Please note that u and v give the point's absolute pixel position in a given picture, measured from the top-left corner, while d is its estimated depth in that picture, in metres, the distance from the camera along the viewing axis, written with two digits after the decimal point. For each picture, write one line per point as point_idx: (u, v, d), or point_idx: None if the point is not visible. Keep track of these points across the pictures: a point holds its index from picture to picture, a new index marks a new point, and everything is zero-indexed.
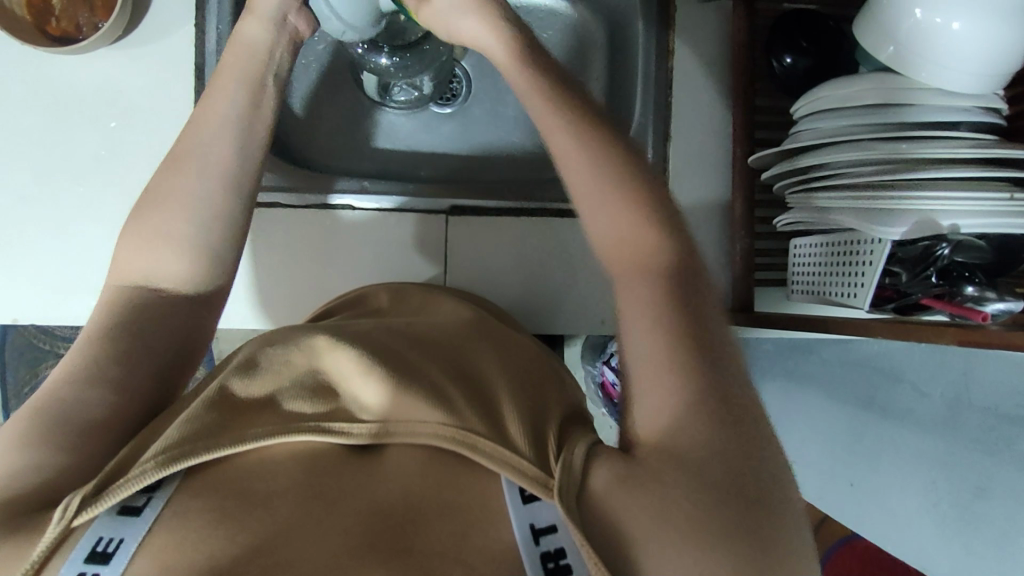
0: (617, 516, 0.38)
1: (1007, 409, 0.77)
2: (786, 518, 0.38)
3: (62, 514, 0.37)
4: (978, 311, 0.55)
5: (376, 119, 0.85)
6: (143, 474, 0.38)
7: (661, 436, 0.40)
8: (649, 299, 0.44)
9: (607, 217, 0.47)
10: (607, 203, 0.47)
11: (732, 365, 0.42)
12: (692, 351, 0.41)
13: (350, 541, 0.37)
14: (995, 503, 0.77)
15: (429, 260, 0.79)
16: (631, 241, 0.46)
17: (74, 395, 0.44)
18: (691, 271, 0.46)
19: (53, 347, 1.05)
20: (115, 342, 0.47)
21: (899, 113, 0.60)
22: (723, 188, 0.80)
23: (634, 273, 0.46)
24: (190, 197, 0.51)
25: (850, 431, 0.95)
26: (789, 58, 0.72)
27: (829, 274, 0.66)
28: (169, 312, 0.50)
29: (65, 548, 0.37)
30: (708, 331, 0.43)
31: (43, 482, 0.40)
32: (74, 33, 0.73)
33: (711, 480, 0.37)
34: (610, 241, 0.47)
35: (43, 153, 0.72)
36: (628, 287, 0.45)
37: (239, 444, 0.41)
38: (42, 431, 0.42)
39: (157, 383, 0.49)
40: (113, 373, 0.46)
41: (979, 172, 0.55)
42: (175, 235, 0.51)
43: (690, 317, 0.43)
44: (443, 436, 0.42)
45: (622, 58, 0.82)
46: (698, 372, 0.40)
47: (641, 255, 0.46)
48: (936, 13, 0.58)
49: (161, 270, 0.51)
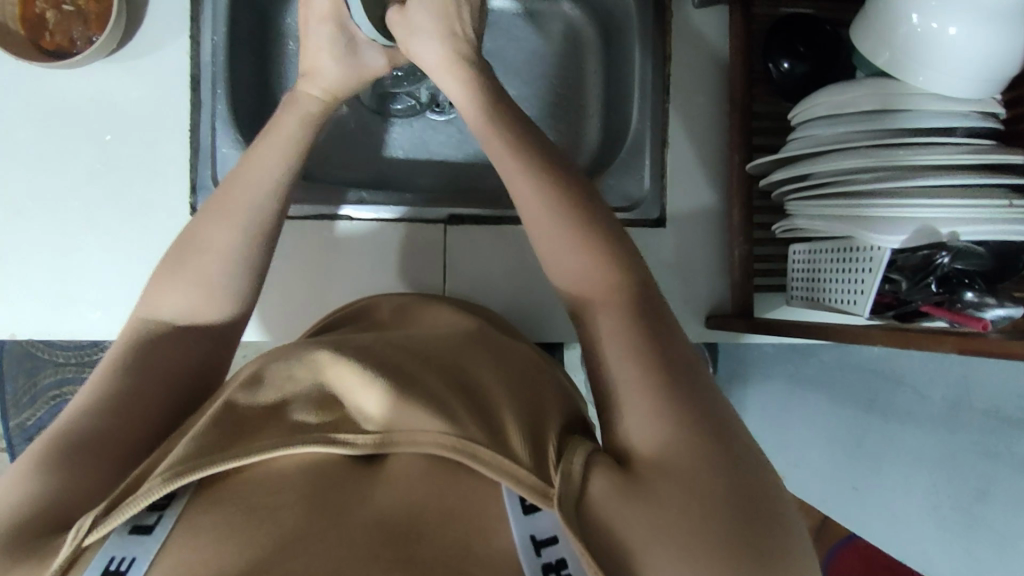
0: (615, 523, 0.39)
1: (1007, 412, 0.75)
2: (785, 528, 0.39)
3: (73, 534, 0.38)
4: (978, 319, 0.55)
5: (372, 130, 0.84)
6: (152, 490, 0.39)
7: (652, 452, 0.41)
8: (621, 326, 0.46)
9: (570, 265, 0.50)
10: (568, 250, 0.50)
11: (705, 384, 0.44)
12: (663, 376, 0.43)
13: (361, 550, 0.37)
14: (993, 507, 0.76)
15: (428, 270, 0.79)
16: (602, 280, 0.49)
17: (95, 422, 0.45)
18: (651, 301, 0.48)
19: (53, 359, 1.05)
20: (137, 372, 0.48)
21: (895, 119, 0.61)
22: (720, 193, 0.80)
23: (590, 301, 0.49)
24: (194, 239, 0.52)
25: (852, 432, 0.94)
26: (786, 64, 0.72)
27: (830, 280, 0.66)
28: (188, 340, 0.51)
29: (79, 564, 0.37)
30: (670, 351, 0.45)
31: (53, 508, 0.40)
32: (68, 46, 0.72)
33: (706, 493, 0.38)
34: (572, 280, 0.50)
35: (39, 168, 0.71)
36: (592, 324, 0.48)
37: (246, 457, 0.41)
38: (67, 454, 0.42)
39: (175, 414, 0.49)
40: (128, 396, 0.47)
41: (972, 180, 0.55)
42: (190, 267, 0.52)
43: (651, 340, 0.45)
44: (445, 444, 0.42)
45: (619, 62, 0.81)
46: (670, 394, 0.42)
47: (596, 294, 0.49)
48: (931, 18, 0.58)
49: (188, 309, 0.52)
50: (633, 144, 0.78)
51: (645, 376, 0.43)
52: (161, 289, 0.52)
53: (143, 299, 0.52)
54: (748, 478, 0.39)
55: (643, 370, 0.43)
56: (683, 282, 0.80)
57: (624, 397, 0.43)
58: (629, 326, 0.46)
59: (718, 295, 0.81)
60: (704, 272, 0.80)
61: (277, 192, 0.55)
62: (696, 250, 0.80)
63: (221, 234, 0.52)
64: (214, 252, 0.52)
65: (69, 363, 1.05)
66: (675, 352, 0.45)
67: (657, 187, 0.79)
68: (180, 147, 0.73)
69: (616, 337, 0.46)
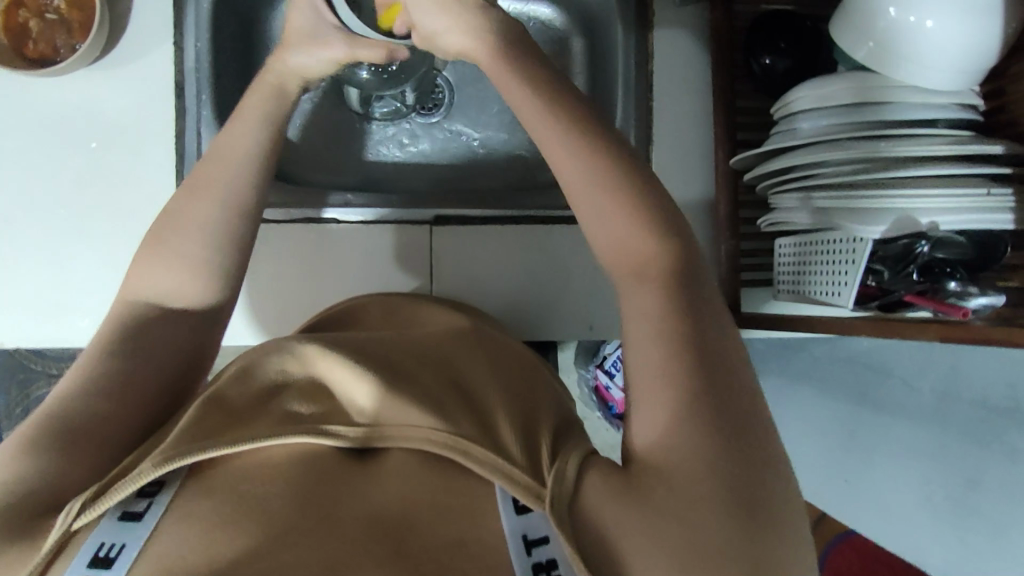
0: (608, 522, 0.39)
1: (991, 399, 0.79)
2: (790, 532, 0.38)
3: (63, 518, 0.38)
4: (959, 308, 0.55)
5: (356, 132, 0.85)
6: (141, 475, 0.39)
7: (662, 447, 0.40)
8: (660, 310, 0.43)
9: (608, 233, 0.47)
10: (593, 217, 0.47)
11: (737, 375, 0.42)
12: (692, 365, 0.41)
13: (346, 543, 0.37)
14: (985, 494, 0.78)
15: (416, 271, 0.79)
16: (639, 255, 0.46)
17: (83, 405, 0.44)
18: (692, 279, 0.46)
19: (45, 370, 1.04)
20: (124, 356, 0.48)
21: (876, 112, 0.61)
22: (708, 188, 0.81)
23: (632, 275, 0.46)
24: (178, 220, 0.52)
25: (847, 424, 0.91)
26: (768, 59, 0.73)
27: (814, 273, 0.67)
28: (175, 325, 0.51)
29: (68, 549, 0.37)
30: (707, 338, 0.42)
31: (42, 490, 0.40)
32: (52, 55, 0.73)
33: (713, 493, 0.38)
34: (613, 249, 0.47)
35: (26, 177, 0.71)
36: (628, 302, 0.46)
37: (240, 443, 0.41)
38: (54, 437, 0.42)
39: (161, 400, 0.49)
40: (116, 382, 0.46)
41: (955, 170, 0.56)
42: (177, 254, 0.51)
43: (684, 324, 0.43)
44: (436, 440, 0.43)
45: (603, 61, 0.81)
46: (697, 386, 0.40)
47: (642, 266, 0.46)
48: (909, 12, 0.59)
49: (175, 291, 0.51)
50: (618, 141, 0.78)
51: (666, 366, 0.41)
52: (156, 275, 0.51)
53: (131, 278, 0.52)
54: (759, 480, 0.38)
55: (672, 356, 0.41)
56: None
57: (643, 388, 0.42)
58: (664, 308, 0.43)
59: None
60: None
61: (257, 188, 0.54)
62: None
63: (206, 224, 0.52)
64: (193, 244, 0.51)
65: (60, 372, 1.05)
66: (706, 338, 0.42)
67: None
68: (166, 152, 0.73)
69: (652, 318, 0.43)
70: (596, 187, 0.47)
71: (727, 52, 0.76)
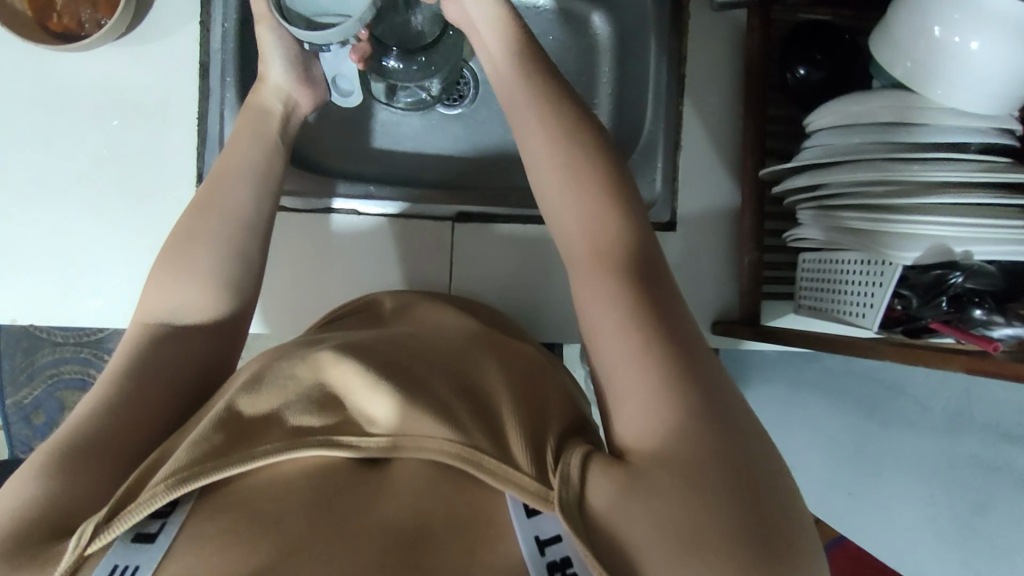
0: (618, 525, 0.38)
1: (1009, 425, 0.74)
2: (788, 517, 0.38)
3: (76, 541, 0.38)
4: (988, 340, 0.54)
5: (379, 121, 0.83)
6: (155, 497, 0.39)
7: (650, 445, 0.40)
8: (629, 300, 0.46)
9: (582, 223, 0.50)
10: (580, 222, 0.50)
11: (708, 363, 0.44)
12: (667, 354, 0.43)
13: (365, 558, 0.37)
14: (989, 519, 0.76)
15: (434, 265, 0.79)
16: (602, 250, 0.49)
17: (96, 423, 0.44)
18: (654, 273, 0.48)
19: (50, 338, 1.04)
20: (136, 374, 0.48)
21: (910, 133, 0.60)
22: (733, 197, 0.80)
23: (594, 270, 0.48)
24: (189, 237, 0.54)
25: (855, 435, 0.93)
26: (803, 70, 0.72)
27: (840, 293, 0.66)
28: (188, 342, 0.51)
29: (82, 574, 0.37)
30: (679, 334, 0.44)
31: (56, 512, 0.40)
32: (76, 29, 0.71)
33: (708, 479, 0.38)
34: (586, 245, 0.50)
35: (45, 152, 0.70)
36: (598, 299, 0.47)
37: (250, 461, 0.41)
38: (68, 455, 0.42)
39: (177, 414, 0.48)
40: (128, 398, 0.46)
41: (986, 198, 0.54)
42: (195, 265, 0.53)
43: (654, 313, 0.45)
44: (450, 453, 0.42)
45: (634, 61, 0.80)
46: (676, 377, 0.42)
47: (608, 254, 0.49)
48: (954, 32, 0.57)
49: (188, 305, 0.52)
50: (646, 144, 0.78)
51: (654, 373, 0.42)
52: (178, 292, 0.52)
53: (146, 302, 0.52)
54: (748, 464, 0.39)
55: (650, 350, 0.43)
56: (690, 285, 0.80)
57: (624, 387, 0.43)
58: (625, 300, 0.46)
59: (724, 300, 0.80)
60: (710, 275, 0.80)
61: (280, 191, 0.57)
62: (703, 253, 0.80)
63: (221, 229, 0.54)
64: (204, 262, 0.53)
65: (66, 342, 1.04)
66: (675, 328, 0.45)
67: (668, 188, 0.78)
68: (188, 135, 0.72)
69: (623, 315, 0.45)
70: (570, 189, 0.51)
71: (761, 60, 0.74)
